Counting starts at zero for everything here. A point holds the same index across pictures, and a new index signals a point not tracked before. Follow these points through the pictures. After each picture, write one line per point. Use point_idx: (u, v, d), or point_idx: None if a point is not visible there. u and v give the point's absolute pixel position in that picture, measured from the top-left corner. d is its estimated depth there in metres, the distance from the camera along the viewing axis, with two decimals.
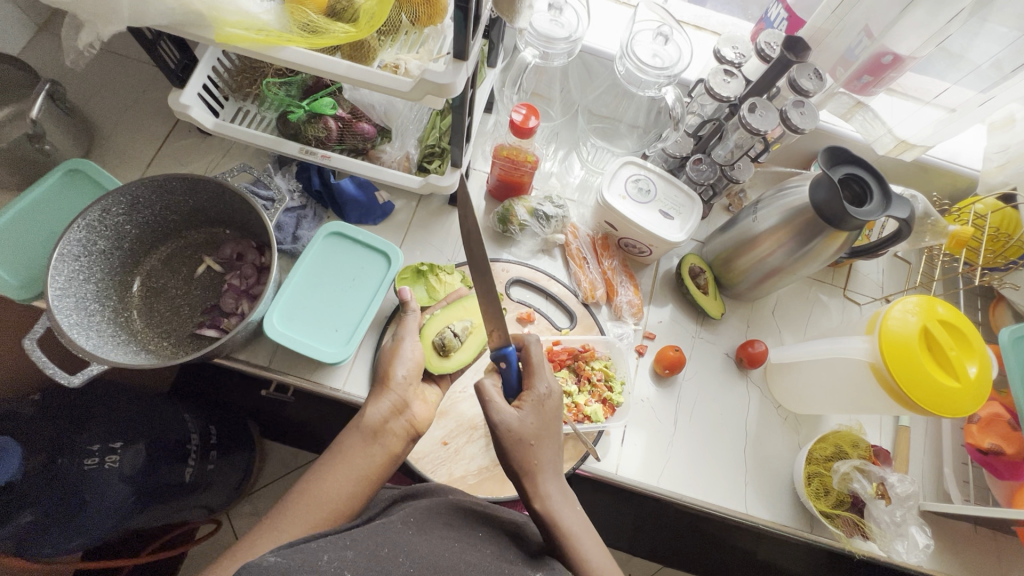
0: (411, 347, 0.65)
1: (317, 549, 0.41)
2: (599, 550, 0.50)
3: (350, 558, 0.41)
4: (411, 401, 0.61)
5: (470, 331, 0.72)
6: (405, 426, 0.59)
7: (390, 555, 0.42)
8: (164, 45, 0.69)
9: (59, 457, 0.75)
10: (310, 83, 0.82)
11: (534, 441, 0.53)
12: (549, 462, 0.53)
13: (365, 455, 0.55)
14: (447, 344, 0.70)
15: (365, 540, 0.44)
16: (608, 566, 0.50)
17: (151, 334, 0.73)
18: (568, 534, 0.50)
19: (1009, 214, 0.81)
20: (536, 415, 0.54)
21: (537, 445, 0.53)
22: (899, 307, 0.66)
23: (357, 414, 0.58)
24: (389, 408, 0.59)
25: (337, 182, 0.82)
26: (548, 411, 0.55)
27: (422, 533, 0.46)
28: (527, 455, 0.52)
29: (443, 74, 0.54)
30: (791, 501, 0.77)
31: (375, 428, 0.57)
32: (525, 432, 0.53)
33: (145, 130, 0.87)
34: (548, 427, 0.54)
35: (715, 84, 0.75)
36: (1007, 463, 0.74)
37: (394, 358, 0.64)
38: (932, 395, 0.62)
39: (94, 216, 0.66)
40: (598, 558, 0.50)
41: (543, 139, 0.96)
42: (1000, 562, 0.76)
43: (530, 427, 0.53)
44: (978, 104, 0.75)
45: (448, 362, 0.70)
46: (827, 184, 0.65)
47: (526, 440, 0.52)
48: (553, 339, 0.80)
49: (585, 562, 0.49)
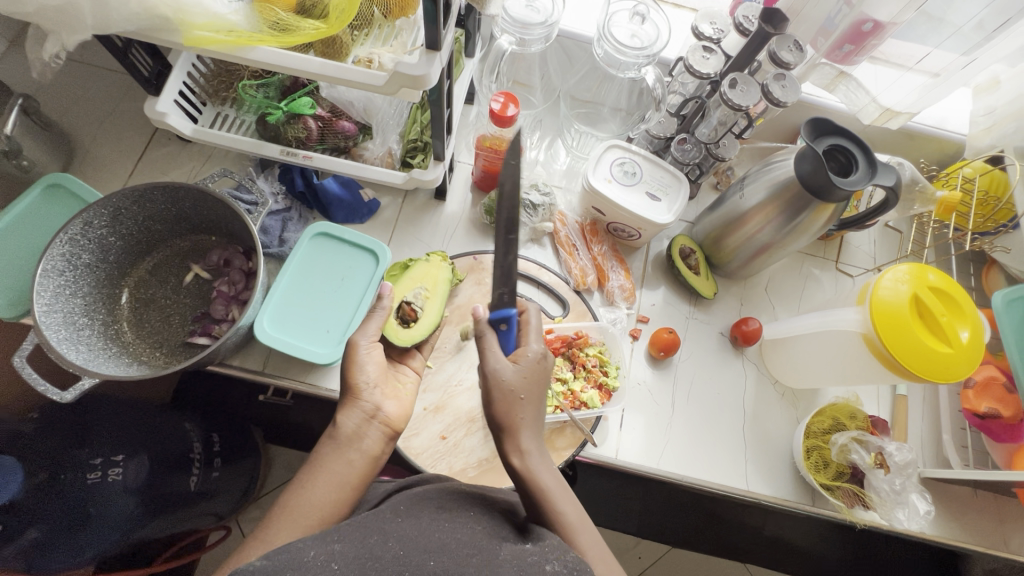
0: (367, 351, 0.61)
1: (303, 547, 0.40)
2: (576, 506, 0.51)
3: (338, 550, 0.40)
4: (383, 403, 0.59)
5: (424, 296, 0.72)
6: (382, 428, 0.57)
7: (379, 543, 0.42)
8: (136, 53, 0.68)
9: (62, 472, 0.75)
10: (288, 83, 0.80)
11: (514, 397, 0.53)
12: (534, 421, 0.54)
13: (364, 461, 0.54)
14: (407, 315, 0.69)
15: (354, 532, 0.43)
16: (585, 522, 0.50)
17: (143, 346, 0.73)
18: (545, 489, 0.50)
19: (997, 176, 0.81)
20: (534, 373, 0.55)
21: (526, 401, 0.54)
22: (890, 276, 0.65)
23: (331, 435, 0.55)
24: (360, 416, 0.56)
25: (320, 182, 0.82)
26: (543, 375, 0.56)
27: (409, 520, 0.46)
28: (514, 408, 0.53)
29: (417, 66, 0.53)
30: (791, 475, 0.77)
31: (355, 435, 0.55)
32: (508, 384, 0.53)
33: (124, 140, 0.86)
34: (538, 383, 0.55)
35: (694, 62, 0.74)
36: (1005, 427, 0.75)
37: (353, 366, 0.59)
38: (924, 362, 0.62)
39: (76, 229, 0.65)
40: (576, 514, 0.50)
41: (525, 127, 0.95)
42: (1000, 524, 0.76)
43: (522, 380, 0.54)
44: (961, 66, 0.75)
45: (410, 334, 0.68)
46: (812, 156, 0.64)
47: (510, 392, 0.53)
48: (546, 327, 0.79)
49: (561, 515, 0.49)
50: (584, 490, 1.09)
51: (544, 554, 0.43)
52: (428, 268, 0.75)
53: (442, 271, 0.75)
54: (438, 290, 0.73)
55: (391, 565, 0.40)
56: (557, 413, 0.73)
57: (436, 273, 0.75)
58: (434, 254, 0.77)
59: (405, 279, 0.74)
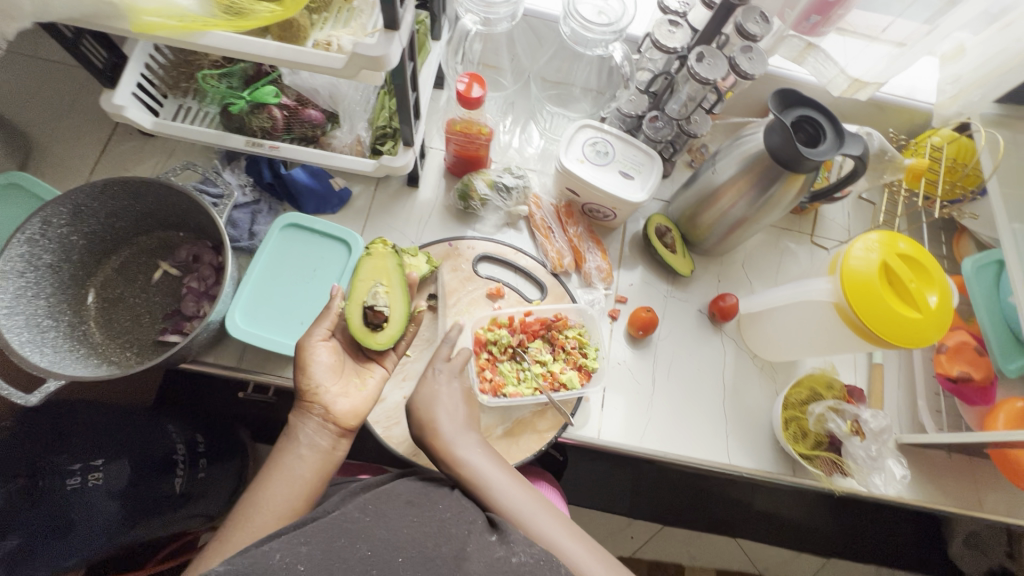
0: (322, 347, 0.60)
1: (269, 550, 0.40)
2: (507, 480, 0.55)
3: (306, 551, 0.40)
4: (337, 400, 0.59)
5: (384, 292, 0.64)
6: (328, 423, 0.57)
7: (347, 543, 0.42)
8: (88, 43, 0.67)
9: (39, 478, 0.73)
10: (251, 72, 0.78)
11: (430, 407, 0.61)
12: (447, 423, 0.59)
13: (316, 456, 0.56)
14: (376, 318, 0.62)
15: (321, 532, 0.42)
16: (518, 493, 0.54)
17: (113, 346, 0.71)
18: (473, 475, 0.55)
19: (965, 144, 0.81)
20: (433, 389, 0.62)
21: (432, 410, 0.60)
22: (860, 245, 0.65)
23: (287, 436, 0.56)
24: (314, 418, 0.57)
25: (288, 173, 0.81)
26: (440, 389, 0.63)
27: (379, 517, 0.45)
28: (422, 419, 0.60)
29: (375, 46, 0.52)
30: (772, 447, 0.78)
31: (308, 433, 0.56)
32: (422, 399, 0.61)
33: (84, 136, 0.84)
34: (435, 396, 0.62)
35: (661, 36, 0.74)
36: (977, 389, 0.77)
37: (306, 366, 0.59)
38: (893, 328, 0.62)
39: (35, 229, 0.63)
40: (505, 490, 0.54)
41: (497, 110, 0.94)
42: (974, 484, 0.78)
43: (422, 396, 0.62)
44: (925, 35, 0.75)
45: (388, 335, 0.63)
46: (780, 128, 0.64)
47: (420, 407, 0.61)
48: (525, 311, 0.77)
49: (492, 493, 0.54)
50: (572, 474, 1.09)
51: (512, 548, 0.44)
52: (374, 263, 0.66)
53: (389, 259, 0.66)
54: (395, 279, 0.65)
55: (357, 566, 0.40)
56: (536, 395, 0.73)
57: (383, 263, 0.66)
58: (375, 242, 0.68)
59: (355, 283, 0.65)
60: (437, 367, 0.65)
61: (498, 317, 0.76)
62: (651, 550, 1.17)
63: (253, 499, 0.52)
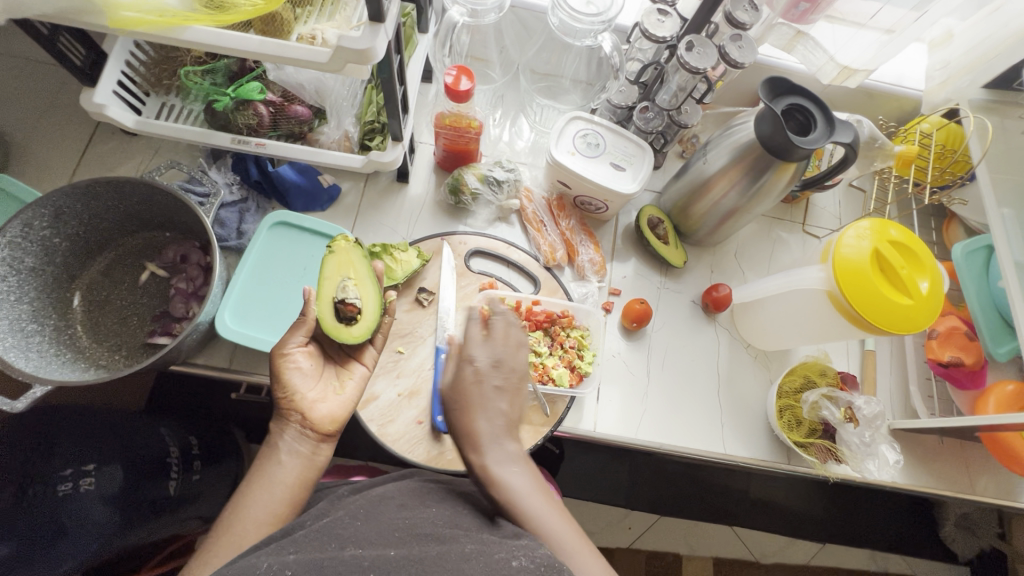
0: (299, 353, 0.59)
1: (255, 560, 0.39)
2: (547, 510, 0.48)
3: (293, 559, 0.40)
4: (314, 408, 0.57)
5: (353, 285, 0.64)
6: (307, 431, 0.56)
7: (338, 547, 0.41)
8: (66, 41, 0.65)
9: (30, 486, 0.71)
10: (236, 68, 0.77)
11: (464, 404, 0.52)
12: (486, 428, 0.51)
13: (296, 463, 0.54)
14: (349, 312, 0.62)
15: (310, 542, 0.42)
16: (558, 525, 0.47)
17: (100, 349, 0.70)
18: (508, 495, 0.48)
19: (953, 130, 0.82)
20: (468, 385, 0.53)
21: (469, 412, 0.52)
22: (852, 233, 0.65)
23: (266, 446, 0.55)
24: (293, 428, 0.55)
25: (276, 170, 0.80)
26: (478, 385, 0.53)
27: (369, 521, 0.45)
28: (458, 418, 0.52)
29: (361, 39, 0.51)
30: (766, 436, 0.79)
31: (288, 443, 0.55)
32: (457, 392, 0.53)
33: (65, 136, 0.82)
34: (471, 396, 0.52)
35: (650, 26, 0.73)
36: (968, 373, 0.78)
37: (283, 374, 0.57)
38: (886, 315, 0.63)
39: (16, 231, 0.62)
40: (543, 520, 0.47)
41: (487, 103, 0.93)
42: (967, 468, 0.79)
43: (456, 395, 0.53)
44: (912, 20, 0.75)
45: (364, 328, 0.63)
46: (770, 117, 0.64)
47: (458, 402, 0.53)
48: (533, 299, 0.79)
49: (528, 523, 0.47)
50: (568, 466, 1.10)
51: (511, 550, 0.42)
52: (338, 258, 0.64)
53: (352, 250, 0.65)
54: (361, 270, 0.65)
55: (348, 564, 0.39)
56: None
57: (346, 256, 0.65)
58: (333, 237, 0.66)
59: (321, 282, 0.63)
60: (474, 345, 0.55)
61: (505, 300, 0.77)
62: (650, 539, 1.15)
63: (242, 503, 0.51)
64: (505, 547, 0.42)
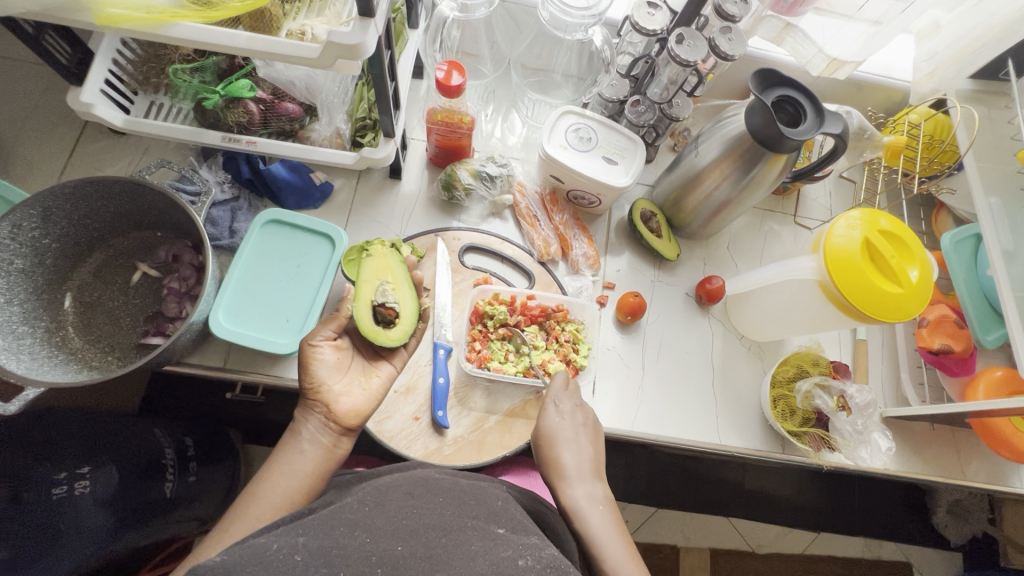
0: (329, 347, 0.60)
1: (266, 542, 0.40)
2: (622, 548, 0.56)
3: (302, 542, 0.40)
4: (339, 400, 0.58)
5: (392, 289, 0.63)
6: (330, 422, 0.57)
7: (345, 532, 0.42)
8: (51, 39, 0.64)
9: (24, 491, 0.68)
10: (225, 65, 0.75)
11: (552, 442, 0.66)
12: (572, 465, 0.63)
13: (317, 451, 0.56)
14: (388, 316, 0.62)
15: (319, 526, 0.42)
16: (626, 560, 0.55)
17: (92, 350, 0.70)
18: (587, 529, 0.58)
19: (940, 120, 0.83)
20: (555, 425, 0.67)
21: (557, 448, 0.65)
22: (843, 223, 0.66)
23: (290, 429, 0.57)
24: (319, 418, 0.57)
25: (268, 168, 0.78)
26: (568, 426, 0.67)
27: (377, 507, 0.45)
28: (547, 456, 0.65)
29: (351, 34, 0.51)
30: (761, 425, 0.79)
31: (311, 430, 0.56)
32: (545, 432, 0.67)
33: (52, 136, 0.81)
34: (558, 435, 0.66)
35: (640, 19, 0.73)
36: (957, 360, 0.79)
37: (311, 365, 0.58)
38: (876, 304, 0.63)
39: (4, 233, 0.62)
40: (613, 554, 0.55)
41: (478, 99, 0.93)
42: (958, 454, 0.80)
43: (546, 433, 0.67)
44: (900, 11, 0.76)
45: (401, 331, 0.62)
46: (760, 109, 0.64)
47: (553, 439, 0.66)
48: (527, 294, 0.78)
49: (602, 554, 0.56)
50: None
51: (518, 550, 0.42)
52: (376, 262, 0.64)
53: (391, 255, 0.65)
54: (400, 275, 0.65)
55: (356, 553, 0.39)
56: (520, 376, 0.74)
57: (385, 260, 0.65)
58: (372, 241, 0.66)
59: (359, 283, 0.63)
60: (558, 394, 0.70)
61: (499, 295, 0.77)
62: (648, 532, 1.13)
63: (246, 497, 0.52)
64: (511, 547, 0.42)
